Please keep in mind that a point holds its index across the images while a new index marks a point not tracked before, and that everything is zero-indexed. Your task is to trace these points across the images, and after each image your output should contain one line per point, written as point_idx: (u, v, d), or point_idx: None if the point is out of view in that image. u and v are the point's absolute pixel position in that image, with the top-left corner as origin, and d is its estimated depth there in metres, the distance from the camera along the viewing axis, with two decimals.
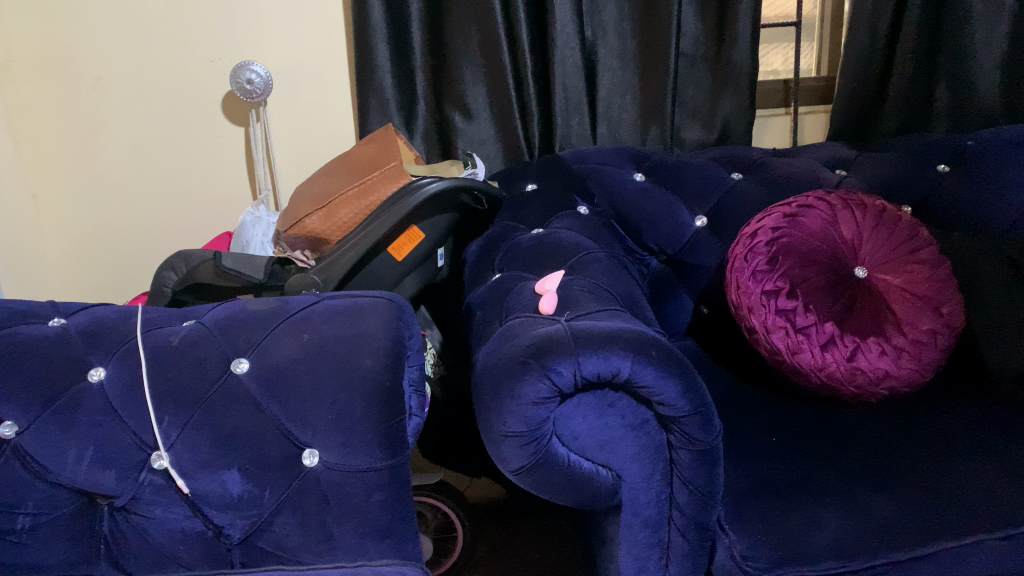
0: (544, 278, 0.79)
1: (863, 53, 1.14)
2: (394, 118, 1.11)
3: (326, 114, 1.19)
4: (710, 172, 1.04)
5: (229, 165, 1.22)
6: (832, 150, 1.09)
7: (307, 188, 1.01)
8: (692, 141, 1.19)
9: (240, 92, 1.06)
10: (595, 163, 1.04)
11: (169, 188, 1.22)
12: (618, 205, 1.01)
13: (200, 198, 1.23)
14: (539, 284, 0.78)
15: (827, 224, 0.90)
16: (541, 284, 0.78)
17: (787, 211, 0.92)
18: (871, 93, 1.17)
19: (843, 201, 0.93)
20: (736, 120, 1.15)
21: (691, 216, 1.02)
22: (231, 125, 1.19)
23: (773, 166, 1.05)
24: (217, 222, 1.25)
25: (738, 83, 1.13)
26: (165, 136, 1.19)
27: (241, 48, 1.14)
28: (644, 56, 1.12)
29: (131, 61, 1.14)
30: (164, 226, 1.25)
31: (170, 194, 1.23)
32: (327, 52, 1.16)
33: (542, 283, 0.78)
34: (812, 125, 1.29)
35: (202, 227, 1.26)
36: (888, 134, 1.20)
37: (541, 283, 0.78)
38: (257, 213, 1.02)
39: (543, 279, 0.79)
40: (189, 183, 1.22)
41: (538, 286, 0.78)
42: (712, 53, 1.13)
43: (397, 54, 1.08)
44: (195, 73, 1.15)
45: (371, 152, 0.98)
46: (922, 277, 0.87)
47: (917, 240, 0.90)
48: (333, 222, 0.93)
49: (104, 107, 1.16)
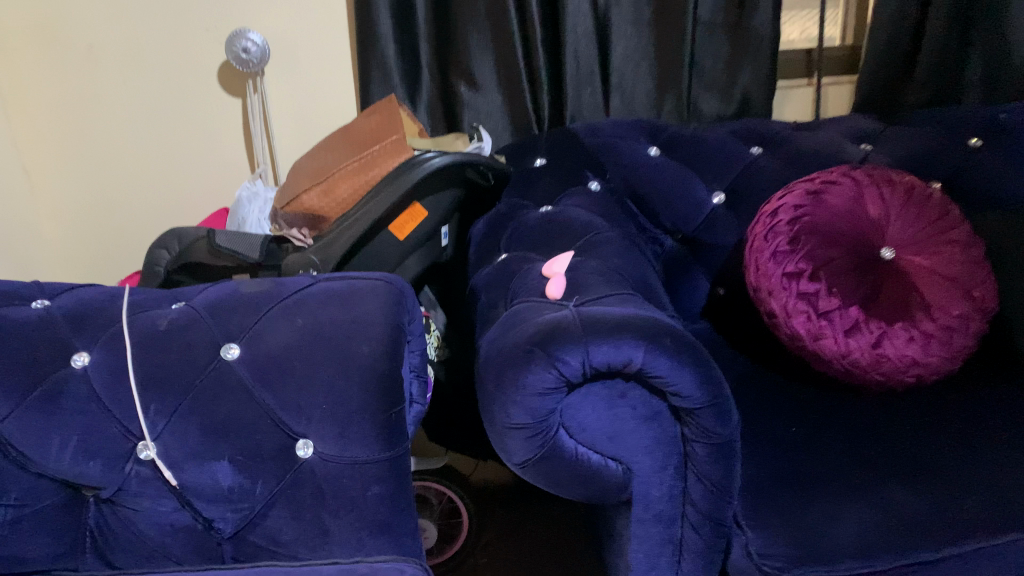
0: (552, 259, 0.75)
1: (893, 17, 1.07)
2: (398, 88, 1.06)
3: (328, 84, 1.15)
4: (728, 147, 0.99)
5: (229, 136, 1.18)
6: (857, 123, 1.04)
7: (306, 162, 0.97)
8: (710, 113, 1.13)
9: (236, 62, 1.02)
10: (608, 136, 0.99)
11: (164, 161, 1.18)
12: (631, 181, 0.96)
13: (197, 171, 1.20)
14: (546, 266, 0.73)
15: (853, 202, 0.85)
16: (548, 266, 0.73)
17: (810, 188, 0.87)
18: (900, 61, 1.11)
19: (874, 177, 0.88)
20: (756, 91, 1.10)
21: (708, 192, 0.97)
22: (228, 95, 1.14)
23: (795, 139, 1.00)
24: (214, 195, 1.21)
25: (759, 52, 1.07)
26: (160, 106, 1.15)
27: (238, 15, 1.10)
28: (660, 23, 1.06)
29: (123, 30, 1.10)
30: (161, 200, 1.21)
31: (169, 167, 1.19)
32: (328, 19, 1.11)
33: (550, 264, 0.74)
34: (836, 97, 1.23)
35: (204, 201, 1.22)
36: (917, 105, 1.14)
37: (549, 264, 0.74)
38: (255, 189, 0.98)
39: (551, 260, 0.74)
40: (188, 155, 1.18)
41: (546, 268, 0.73)
42: (732, 20, 1.08)
43: (400, 20, 1.04)
44: (191, 41, 1.11)
45: (372, 125, 0.93)
46: (954, 259, 0.82)
47: (948, 220, 0.85)
48: (332, 199, 0.89)
49: (98, 75, 1.12)
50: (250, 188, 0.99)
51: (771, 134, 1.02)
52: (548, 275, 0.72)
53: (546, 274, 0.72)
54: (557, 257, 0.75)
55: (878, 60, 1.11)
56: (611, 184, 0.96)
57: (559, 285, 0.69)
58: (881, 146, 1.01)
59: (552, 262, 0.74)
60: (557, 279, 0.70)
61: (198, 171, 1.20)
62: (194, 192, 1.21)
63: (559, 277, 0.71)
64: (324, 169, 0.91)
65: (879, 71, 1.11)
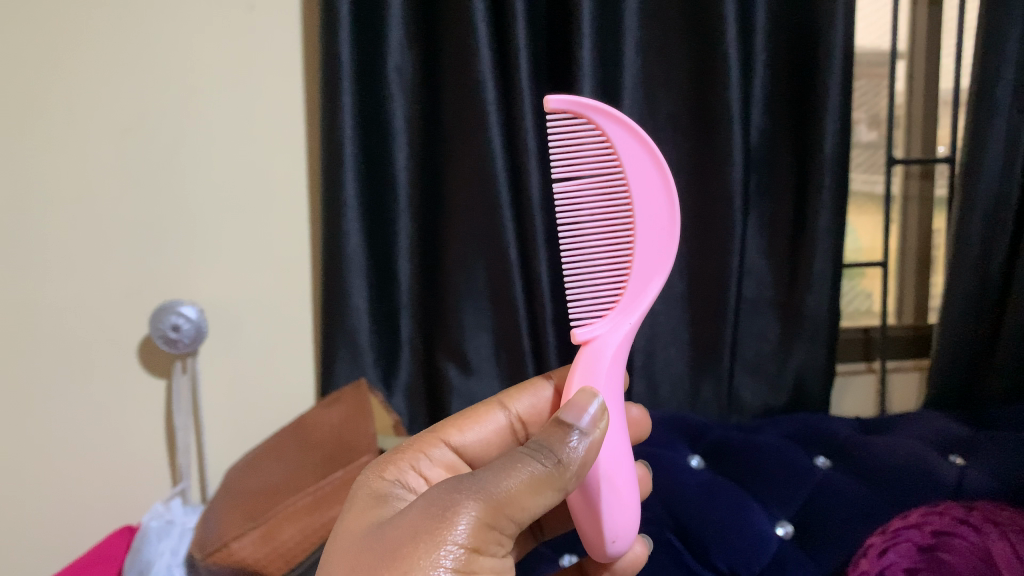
0: (579, 216, 0.58)
1: (972, 295, 0.85)
2: (369, 372, 0.84)
3: (268, 374, 0.90)
4: (791, 457, 0.78)
5: (136, 435, 0.89)
6: (940, 428, 0.82)
7: (238, 479, 0.75)
8: (753, 405, 0.89)
9: (161, 342, 0.80)
10: (645, 445, 0.82)
11: (49, 464, 0.89)
12: (675, 509, 0.74)
13: (88, 479, 0.90)
14: (637, 188, 0.54)
15: (904, 558, 0.64)
16: (640, 223, 0.54)
17: (861, 552, 0.66)
18: (982, 335, 0.88)
19: (1017, 522, 0.65)
20: (813, 374, 0.86)
21: (770, 521, 0.72)
22: (151, 376, 0.88)
23: (870, 449, 0.78)
24: (111, 512, 0.91)
25: (814, 337, 0.84)
26: (77, 399, 0.87)
27: (166, 291, 0.86)
28: (696, 298, 0.86)
29: (50, 325, 0.85)
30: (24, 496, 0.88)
31: (62, 477, 0.89)
32: (287, 283, 0.87)
33: (640, 207, 0.54)
34: (906, 386, 0.96)
35: (111, 518, 0.91)
36: (995, 403, 0.88)
37: (636, 268, 0.54)
38: (167, 515, 0.78)
39: (627, 208, 0.55)
40: (84, 449, 0.89)
41: (613, 195, 0.55)
42: (785, 294, 0.86)
43: (376, 297, 0.83)
44: (104, 346, 0.86)
45: (329, 444, 0.74)
46: (957, 557, 0.63)
47: (939, 523, 0.66)
48: (272, 544, 0.63)
49: (32, 387, 0.86)
50: (162, 512, 0.78)
51: (842, 439, 0.81)
52: (629, 269, 0.55)
53: (591, 259, 0.57)
54: (625, 147, 0.54)
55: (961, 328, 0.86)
56: (649, 512, 0.76)
57: (622, 356, 0.53)
58: (979, 454, 0.76)
59: (650, 157, 0.54)
60: (601, 363, 0.52)
61: (98, 470, 0.90)
62: (96, 510, 0.91)
63: (610, 344, 0.52)
64: (267, 487, 0.70)
65: (960, 348, 0.87)
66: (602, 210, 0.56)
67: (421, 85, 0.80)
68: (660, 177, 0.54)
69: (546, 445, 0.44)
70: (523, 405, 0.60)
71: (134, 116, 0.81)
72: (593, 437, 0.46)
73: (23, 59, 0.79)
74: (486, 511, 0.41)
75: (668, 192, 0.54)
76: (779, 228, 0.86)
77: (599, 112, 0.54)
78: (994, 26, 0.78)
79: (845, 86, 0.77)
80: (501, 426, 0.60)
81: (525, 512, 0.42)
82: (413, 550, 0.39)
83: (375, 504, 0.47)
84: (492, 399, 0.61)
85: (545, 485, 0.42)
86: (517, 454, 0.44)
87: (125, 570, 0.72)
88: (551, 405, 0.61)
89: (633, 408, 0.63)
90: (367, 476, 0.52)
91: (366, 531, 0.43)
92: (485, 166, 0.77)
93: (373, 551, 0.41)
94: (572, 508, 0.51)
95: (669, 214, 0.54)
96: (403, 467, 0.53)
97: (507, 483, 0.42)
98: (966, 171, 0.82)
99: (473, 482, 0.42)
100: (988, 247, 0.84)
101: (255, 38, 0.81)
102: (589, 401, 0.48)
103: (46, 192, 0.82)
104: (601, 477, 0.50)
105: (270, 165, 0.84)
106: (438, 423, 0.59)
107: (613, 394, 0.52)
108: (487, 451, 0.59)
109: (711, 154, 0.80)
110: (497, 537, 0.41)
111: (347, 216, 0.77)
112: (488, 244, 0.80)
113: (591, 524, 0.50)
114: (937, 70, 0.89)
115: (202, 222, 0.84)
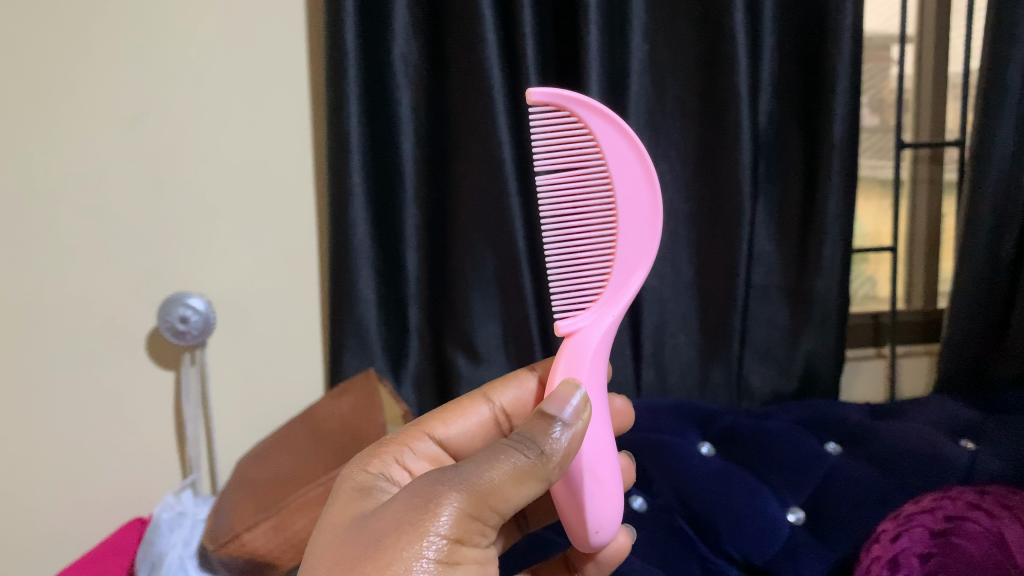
0: (560, 209, 0.57)
1: (983, 278, 0.84)
2: (378, 361, 0.83)
3: (278, 365, 0.90)
4: (794, 443, 0.78)
5: (146, 428, 0.90)
6: (949, 412, 0.82)
7: (250, 470, 0.75)
8: (763, 392, 0.89)
9: (169, 335, 0.80)
10: (650, 431, 0.81)
11: (56, 457, 0.89)
12: (687, 497, 0.74)
13: (97, 471, 0.90)
14: (620, 180, 0.54)
15: (917, 542, 0.63)
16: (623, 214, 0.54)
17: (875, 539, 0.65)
18: (991, 318, 0.87)
19: None
20: (823, 360, 0.86)
21: (782, 507, 0.72)
22: (159, 369, 0.88)
23: (872, 436, 0.77)
24: (122, 504, 0.91)
25: (825, 322, 0.84)
26: (84, 392, 0.87)
27: (173, 284, 0.86)
28: (705, 285, 0.86)
29: (56, 318, 0.85)
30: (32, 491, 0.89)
31: (71, 471, 0.89)
32: (293, 275, 0.87)
33: (623, 199, 0.54)
34: (915, 371, 0.96)
35: (121, 510, 0.92)
36: (1005, 387, 0.88)
37: (619, 260, 0.54)
38: (178, 507, 0.78)
39: (609, 199, 0.55)
40: (92, 442, 0.89)
41: (596, 186, 0.55)
42: (794, 280, 0.86)
43: (383, 287, 0.83)
44: (111, 339, 0.86)
45: (342, 436, 0.74)
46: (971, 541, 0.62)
47: (953, 508, 0.65)
48: (284, 535, 0.63)
49: (40, 381, 0.86)
50: (174, 504, 0.79)
51: (847, 427, 0.80)
52: (611, 261, 0.55)
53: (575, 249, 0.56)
54: (607, 140, 0.53)
55: (971, 313, 0.86)
56: (660, 499, 0.75)
57: (606, 347, 0.53)
58: (987, 439, 0.76)
59: (632, 148, 0.53)
60: (584, 356, 0.52)
61: (107, 462, 0.90)
62: (105, 502, 0.91)
63: (593, 336, 0.52)
64: (279, 477, 0.70)
65: (970, 332, 0.87)
66: (585, 201, 0.56)
67: (424, 75, 0.80)
68: (643, 170, 0.53)
69: (529, 437, 0.44)
70: (508, 397, 0.60)
71: (136, 108, 0.81)
72: (576, 429, 0.45)
73: (24, 53, 0.78)
74: (469, 503, 0.40)
75: (650, 185, 0.53)
76: (788, 213, 0.85)
77: (580, 104, 0.53)
78: (1005, 7, 0.77)
79: (855, 68, 0.76)
80: (486, 418, 0.60)
81: (508, 503, 0.42)
82: (396, 541, 0.39)
83: (359, 497, 0.47)
84: (476, 391, 0.61)
85: (528, 477, 0.42)
86: (500, 446, 0.43)
87: (139, 562, 0.72)
88: (535, 396, 0.60)
89: (617, 399, 0.63)
90: (352, 468, 0.52)
91: (352, 522, 0.43)
92: (488, 154, 0.76)
93: (357, 543, 0.40)
94: (556, 497, 0.51)
95: (651, 207, 0.53)
96: (388, 460, 0.53)
97: (490, 474, 0.42)
98: (976, 154, 0.82)
99: (455, 473, 0.42)
100: (999, 230, 0.83)
101: (259, 28, 0.80)
102: (572, 392, 0.47)
103: (49, 184, 0.82)
104: (584, 468, 0.50)
105: (275, 156, 0.83)
106: (423, 417, 0.59)
107: (595, 387, 0.52)
108: (472, 443, 0.59)
109: (720, 140, 0.79)
110: (480, 528, 0.41)
111: (353, 205, 0.77)
112: (495, 232, 0.79)
113: (575, 515, 0.50)
114: (946, 53, 0.89)
115: (208, 214, 0.84)
